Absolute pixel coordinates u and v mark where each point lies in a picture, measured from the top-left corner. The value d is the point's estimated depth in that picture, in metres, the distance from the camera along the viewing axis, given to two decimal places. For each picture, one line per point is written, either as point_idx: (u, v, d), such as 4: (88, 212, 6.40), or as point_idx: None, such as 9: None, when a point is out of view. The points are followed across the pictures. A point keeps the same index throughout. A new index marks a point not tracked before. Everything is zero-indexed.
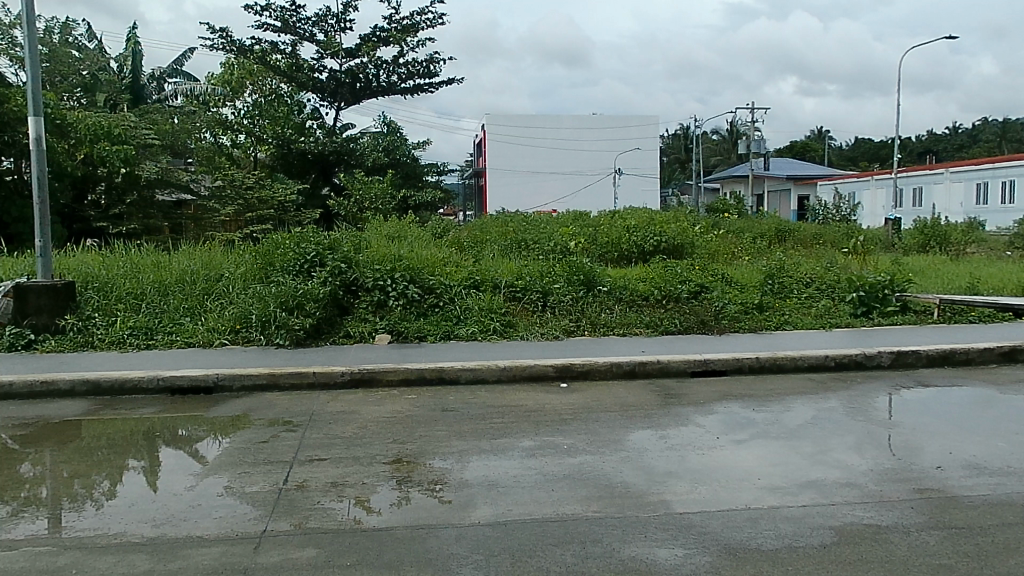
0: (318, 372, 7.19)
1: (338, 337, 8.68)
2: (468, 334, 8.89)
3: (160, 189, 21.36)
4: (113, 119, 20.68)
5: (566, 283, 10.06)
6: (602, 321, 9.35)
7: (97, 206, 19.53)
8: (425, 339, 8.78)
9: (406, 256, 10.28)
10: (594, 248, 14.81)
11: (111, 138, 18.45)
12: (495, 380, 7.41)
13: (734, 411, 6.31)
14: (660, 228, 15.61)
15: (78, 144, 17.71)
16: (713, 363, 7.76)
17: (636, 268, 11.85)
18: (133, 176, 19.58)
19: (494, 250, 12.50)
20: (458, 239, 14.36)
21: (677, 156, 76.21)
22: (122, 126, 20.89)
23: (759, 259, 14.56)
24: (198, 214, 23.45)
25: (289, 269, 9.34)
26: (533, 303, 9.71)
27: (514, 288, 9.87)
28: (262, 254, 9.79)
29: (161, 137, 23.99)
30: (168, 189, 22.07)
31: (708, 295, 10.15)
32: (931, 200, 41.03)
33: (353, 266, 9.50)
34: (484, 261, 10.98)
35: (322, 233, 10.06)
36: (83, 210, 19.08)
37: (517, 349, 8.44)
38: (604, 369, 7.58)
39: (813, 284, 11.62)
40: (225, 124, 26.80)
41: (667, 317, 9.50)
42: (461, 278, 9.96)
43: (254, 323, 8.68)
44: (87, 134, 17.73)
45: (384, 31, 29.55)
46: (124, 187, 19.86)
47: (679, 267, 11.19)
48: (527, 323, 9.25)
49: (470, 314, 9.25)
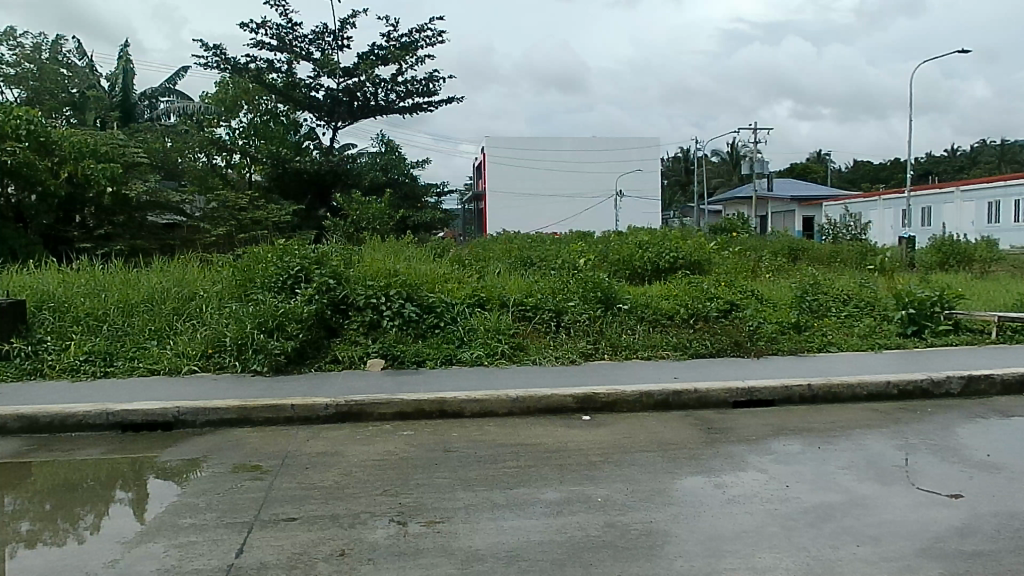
0: (297, 404, 6.11)
1: (323, 363, 7.63)
2: (473, 358, 7.83)
3: (150, 210, 20.31)
4: (99, 136, 19.62)
5: (583, 301, 8.99)
6: (623, 343, 8.30)
7: (82, 227, 18.28)
8: (424, 364, 7.72)
9: (403, 272, 9.19)
10: (606, 266, 13.82)
11: (95, 156, 17.57)
12: (505, 414, 6.32)
13: (795, 450, 5.23)
14: (677, 245, 14.55)
15: (62, 163, 16.40)
16: (758, 393, 6.68)
17: (656, 285, 10.81)
18: (126, 194, 18.60)
19: (498, 267, 11.46)
20: (460, 257, 13.32)
21: (677, 179, 75.32)
22: (109, 144, 19.85)
23: (786, 276, 13.54)
24: (190, 236, 21.96)
25: (269, 286, 8.22)
26: (546, 323, 8.62)
27: (523, 307, 8.78)
28: (240, 269, 8.68)
29: (150, 156, 23.05)
30: (163, 213, 20.99)
31: (739, 313, 9.14)
32: (941, 219, 40.11)
33: (343, 282, 8.41)
34: (488, 278, 9.89)
35: (308, 244, 8.93)
36: (66, 230, 17.73)
37: (529, 376, 7.36)
38: (633, 401, 6.49)
39: (850, 301, 10.58)
40: (219, 144, 25.94)
41: (696, 338, 8.45)
42: (464, 295, 8.88)
43: (229, 347, 7.61)
44: (72, 152, 16.56)
45: (382, 49, 28.81)
46: (113, 208, 18.69)
47: (705, 283, 10.17)
48: (538, 345, 8.18)
49: (476, 335, 8.19)
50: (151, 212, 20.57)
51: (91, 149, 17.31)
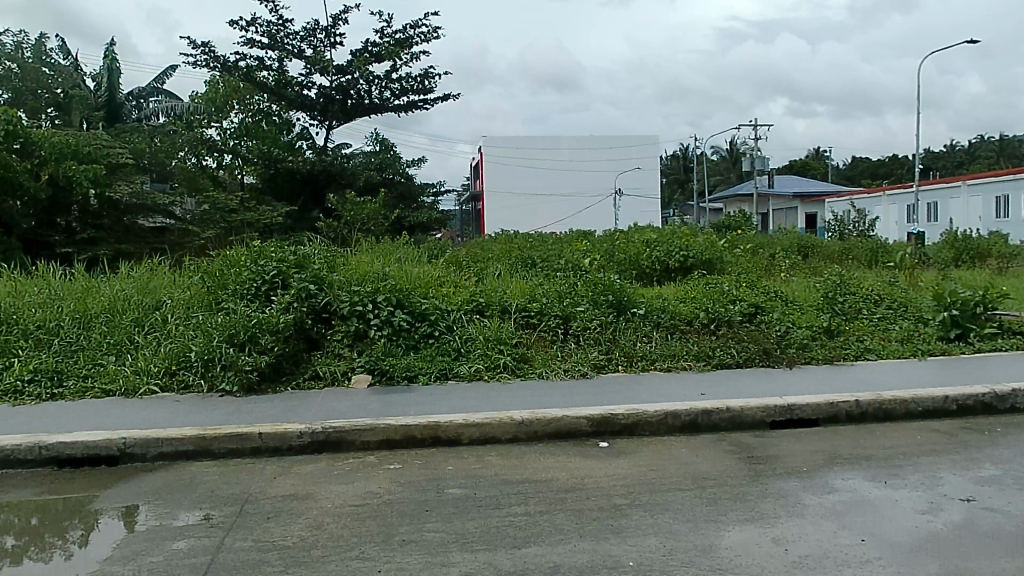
0: (266, 432, 5.23)
1: (302, 380, 6.75)
2: (470, 372, 6.96)
3: (139, 214, 19.37)
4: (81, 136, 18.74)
5: (592, 305, 8.11)
6: (637, 353, 7.43)
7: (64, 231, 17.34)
8: (416, 380, 6.86)
9: (393, 275, 8.28)
10: (614, 265, 12.99)
11: (78, 157, 16.45)
12: (509, 440, 5.45)
13: (856, 487, 4.38)
14: (687, 243, 13.64)
15: (43, 165, 15.62)
16: (798, 411, 5.82)
17: (670, 286, 9.94)
18: (110, 194, 17.66)
19: (498, 269, 10.60)
20: (457, 258, 12.41)
21: (675, 178, 74.40)
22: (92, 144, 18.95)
23: (805, 275, 12.71)
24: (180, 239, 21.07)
25: (241, 293, 7.32)
26: (552, 331, 7.75)
27: (526, 313, 7.88)
28: (210, 273, 7.78)
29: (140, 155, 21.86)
30: (152, 217, 20.01)
31: (765, 317, 8.30)
32: (948, 214, 39.31)
33: (325, 287, 7.52)
34: (487, 280, 8.99)
35: (286, 245, 8.01)
36: (48, 235, 16.84)
37: (535, 392, 6.49)
38: (656, 423, 5.62)
39: (882, 302, 9.72)
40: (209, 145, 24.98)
41: (720, 347, 7.60)
42: (461, 300, 7.97)
43: (195, 363, 6.74)
44: (53, 152, 15.66)
45: (376, 46, 27.91)
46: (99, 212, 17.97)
47: (725, 284, 9.31)
48: (543, 356, 7.31)
49: (476, 345, 7.31)
50: (140, 215, 19.52)
51: (74, 150, 16.40)
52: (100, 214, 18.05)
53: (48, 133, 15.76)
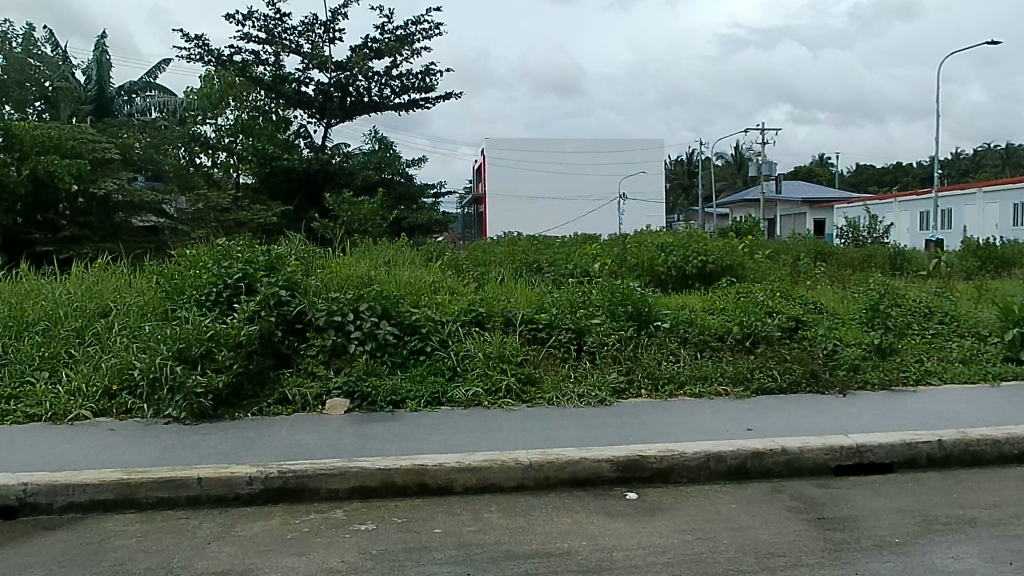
0: (206, 476, 4.14)
1: (266, 406, 5.66)
2: (467, 396, 5.89)
3: (133, 214, 18.22)
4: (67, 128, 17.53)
5: (609, 317, 7.03)
6: (663, 375, 6.38)
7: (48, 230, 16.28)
8: (402, 406, 5.78)
9: (381, 279, 7.17)
10: (625, 270, 11.98)
11: (63, 151, 15.35)
12: (513, 489, 4.36)
13: (976, 571, 3.30)
14: (706, 245, 12.54)
15: (24, 159, 14.59)
16: (868, 454, 4.73)
17: (693, 295, 8.85)
18: (98, 189, 16.29)
19: (500, 274, 9.53)
20: (457, 262, 11.30)
21: (679, 182, 73.33)
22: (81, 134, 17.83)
23: (836, 283, 11.64)
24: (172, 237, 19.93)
25: (199, 299, 6.22)
26: (563, 347, 6.65)
27: (533, 325, 6.76)
28: (166, 273, 6.69)
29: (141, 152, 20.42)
30: (145, 216, 18.61)
31: (807, 332, 7.23)
32: (962, 221, 38.16)
33: (299, 293, 6.41)
34: (489, 286, 7.88)
35: (256, 244, 6.91)
36: (28, 232, 15.76)
37: (544, 423, 5.39)
38: (695, 468, 4.54)
39: (934, 316, 8.64)
40: (205, 143, 23.98)
41: (760, 368, 6.53)
42: (458, 310, 6.82)
43: (138, 382, 5.65)
44: (34, 146, 14.58)
45: (376, 42, 26.75)
46: (88, 208, 16.86)
47: (756, 294, 8.24)
48: (553, 380, 6.21)
49: (476, 364, 6.19)
50: (133, 215, 18.25)
51: (58, 144, 15.20)
52: (89, 211, 16.92)
53: (30, 126, 14.73)
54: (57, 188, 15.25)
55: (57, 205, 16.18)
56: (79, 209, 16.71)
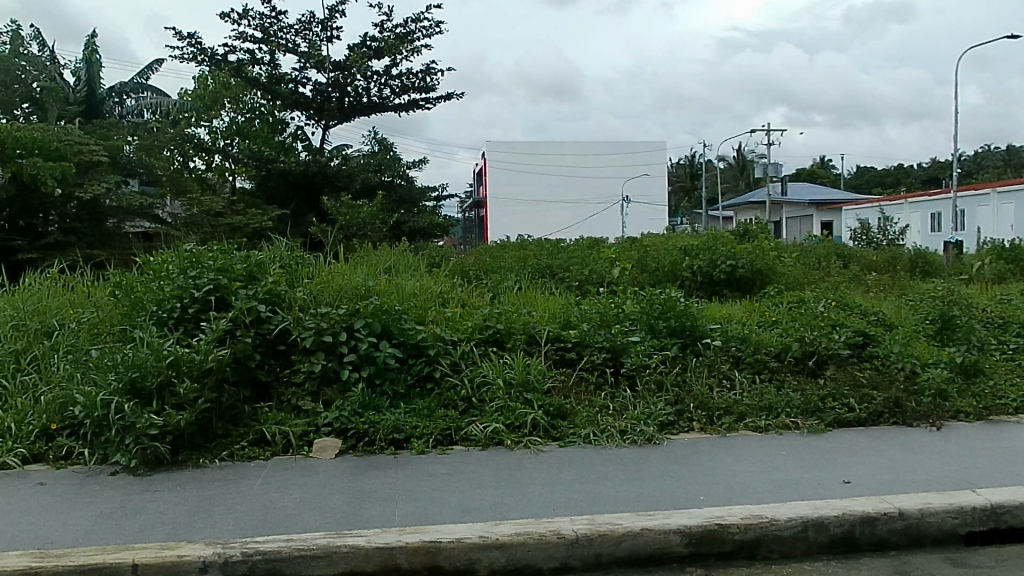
0: (145, 563, 3.09)
1: (238, 450, 4.59)
2: (485, 433, 4.84)
3: (129, 219, 17.14)
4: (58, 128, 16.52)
5: (650, 333, 6.00)
6: (718, 403, 5.34)
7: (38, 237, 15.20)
8: (408, 447, 4.73)
9: (380, 288, 6.10)
10: (645, 275, 10.92)
11: (49, 153, 14.31)
12: (554, 573, 3.30)
13: None
14: (734, 245, 11.47)
15: (6, 161, 13.51)
16: (1006, 518, 3.68)
17: (734, 305, 7.81)
18: (85, 193, 15.03)
19: (515, 282, 8.50)
20: (463, 268, 10.23)
21: (681, 185, 72.39)
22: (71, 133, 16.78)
23: (877, 290, 10.61)
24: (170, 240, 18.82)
25: (159, 316, 5.13)
26: (597, 370, 5.59)
27: (561, 344, 5.70)
28: (125, 284, 5.60)
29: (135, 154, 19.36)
30: (137, 221, 17.41)
31: (879, 349, 6.20)
32: (976, 222, 36.98)
33: (284, 308, 5.34)
34: (505, 297, 6.82)
35: (234, 248, 5.84)
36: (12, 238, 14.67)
37: (584, 470, 4.33)
38: (789, 541, 3.50)
39: (1008, 327, 7.59)
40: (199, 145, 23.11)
41: (834, 395, 5.48)
42: (474, 324, 5.74)
43: (82, 421, 4.58)
44: (15, 147, 13.51)
45: (375, 40, 25.73)
46: (83, 214, 15.82)
47: (811, 303, 7.20)
48: (588, 410, 5.15)
49: (496, 392, 5.12)
50: (129, 220, 17.17)
51: (43, 145, 14.09)
52: (83, 217, 15.88)
53: (10, 125, 13.65)
54: (42, 192, 14.19)
55: (41, 211, 14.89)
56: (65, 214, 15.40)
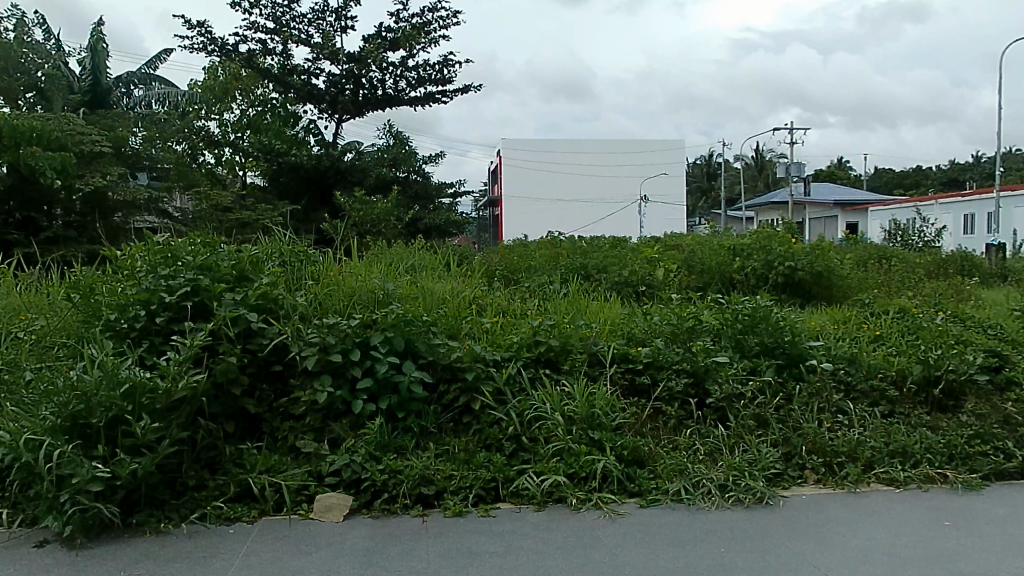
0: None
1: (214, 511, 3.44)
2: (542, 488, 3.66)
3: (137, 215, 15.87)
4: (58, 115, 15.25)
5: (738, 353, 4.79)
6: (837, 446, 4.14)
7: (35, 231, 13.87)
8: (439, 506, 3.56)
9: (402, 292, 4.92)
10: (693, 278, 9.62)
11: (48, 142, 13.01)
12: None
13: None
14: (790, 244, 10.15)
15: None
16: None
17: (817, 313, 6.58)
18: (88, 185, 13.85)
19: (555, 284, 7.30)
20: (489, 267, 9.03)
21: (699, 185, 70.80)
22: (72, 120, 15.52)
23: (957, 296, 9.30)
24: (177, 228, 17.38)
25: (121, 327, 3.96)
26: (678, 400, 4.41)
27: (629, 365, 4.51)
28: (80, 284, 4.43)
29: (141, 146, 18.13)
30: (144, 216, 16.15)
31: (1020, 374, 4.98)
32: (1011, 225, 35.13)
33: (280, 321, 4.19)
34: (552, 303, 5.63)
35: (220, 240, 4.66)
36: (8, 232, 13.38)
37: (688, 551, 3.14)
38: None
39: None
40: (211, 139, 22.23)
41: (985, 435, 4.26)
42: (519, 336, 4.54)
43: (6, 468, 3.42)
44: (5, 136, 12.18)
45: (391, 30, 24.57)
46: (87, 210, 14.56)
47: (917, 314, 5.97)
48: (671, 456, 3.97)
49: (553, 430, 3.94)
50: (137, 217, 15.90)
51: (43, 134, 12.87)
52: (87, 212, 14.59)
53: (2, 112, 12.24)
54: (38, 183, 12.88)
55: (44, 204, 13.76)
56: (69, 208, 14.25)
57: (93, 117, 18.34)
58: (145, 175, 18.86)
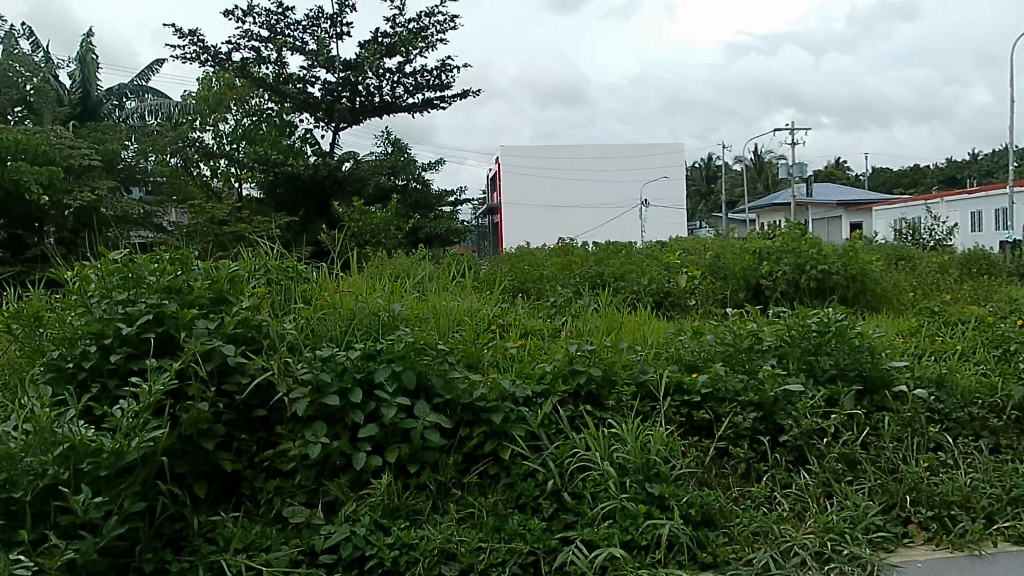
0: None
1: None
2: (593, 563, 2.86)
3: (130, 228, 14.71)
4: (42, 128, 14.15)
5: (811, 379, 4.04)
6: (948, 495, 3.38)
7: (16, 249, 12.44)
8: None
9: (411, 311, 4.16)
10: (718, 283, 8.77)
11: (37, 156, 12.16)
12: None
13: None
14: (820, 245, 9.31)
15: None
16: None
17: (878, 323, 5.81)
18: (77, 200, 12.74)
19: (580, 296, 6.55)
20: (499, 277, 8.27)
21: (697, 188, 70.11)
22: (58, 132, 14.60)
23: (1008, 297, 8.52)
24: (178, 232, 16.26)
25: (64, 367, 3.20)
26: (746, 440, 3.66)
27: (684, 399, 3.77)
28: (22, 313, 3.66)
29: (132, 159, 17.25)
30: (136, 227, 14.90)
31: None
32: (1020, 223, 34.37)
33: (264, 356, 3.43)
34: (581, 321, 4.88)
35: (193, 256, 3.89)
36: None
37: None
38: None
39: None
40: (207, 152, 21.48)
41: None
42: (552, 362, 3.80)
43: None
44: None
45: (388, 35, 23.86)
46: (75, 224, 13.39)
47: (999, 324, 5.20)
48: (748, 515, 3.22)
49: (602, 483, 3.18)
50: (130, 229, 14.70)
51: (31, 149, 11.98)
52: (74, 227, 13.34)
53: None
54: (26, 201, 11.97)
55: (33, 220, 12.39)
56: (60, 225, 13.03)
57: (83, 130, 17.51)
58: (138, 188, 18.05)
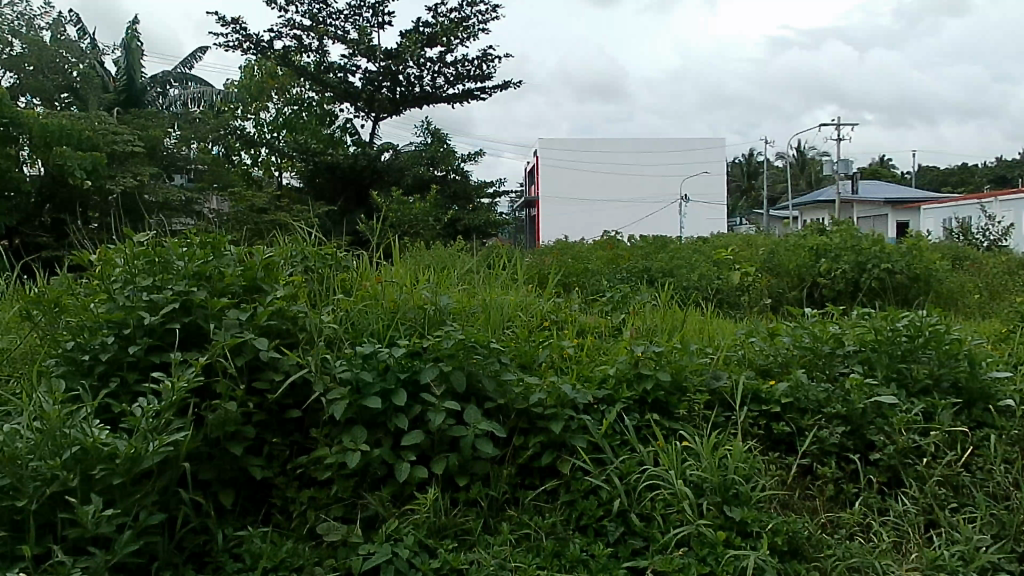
0: None
1: None
2: None
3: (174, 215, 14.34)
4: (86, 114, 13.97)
5: (905, 391, 3.59)
6: None
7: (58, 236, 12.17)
8: None
9: (458, 306, 3.81)
10: (773, 281, 8.28)
11: (81, 141, 11.94)
12: None
13: None
14: (883, 242, 8.76)
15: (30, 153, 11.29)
16: None
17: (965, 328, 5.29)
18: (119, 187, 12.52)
19: (637, 294, 6.11)
20: (544, 272, 7.89)
21: (738, 185, 68.86)
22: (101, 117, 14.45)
23: None
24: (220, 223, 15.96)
25: (83, 360, 2.91)
26: (834, 458, 3.25)
27: (762, 410, 3.37)
28: (43, 299, 3.39)
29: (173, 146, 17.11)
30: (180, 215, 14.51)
31: None
32: None
33: (299, 351, 3.11)
34: (638, 319, 4.49)
35: (226, 240, 3.59)
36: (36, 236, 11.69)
37: None
38: None
39: None
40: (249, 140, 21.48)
41: None
42: (613, 365, 3.42)
43: None
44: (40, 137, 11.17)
45: (430, 25, 23.56)
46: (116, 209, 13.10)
47: None
48: (842, 546, 2.82)
49: (675, 504, 2.81)
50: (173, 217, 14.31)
51: (74, 133, 11.75)
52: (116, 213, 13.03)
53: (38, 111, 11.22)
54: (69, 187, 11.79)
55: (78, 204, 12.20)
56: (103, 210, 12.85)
57: (126, 117, 17.41)
58: (180, 176, 18.11)
